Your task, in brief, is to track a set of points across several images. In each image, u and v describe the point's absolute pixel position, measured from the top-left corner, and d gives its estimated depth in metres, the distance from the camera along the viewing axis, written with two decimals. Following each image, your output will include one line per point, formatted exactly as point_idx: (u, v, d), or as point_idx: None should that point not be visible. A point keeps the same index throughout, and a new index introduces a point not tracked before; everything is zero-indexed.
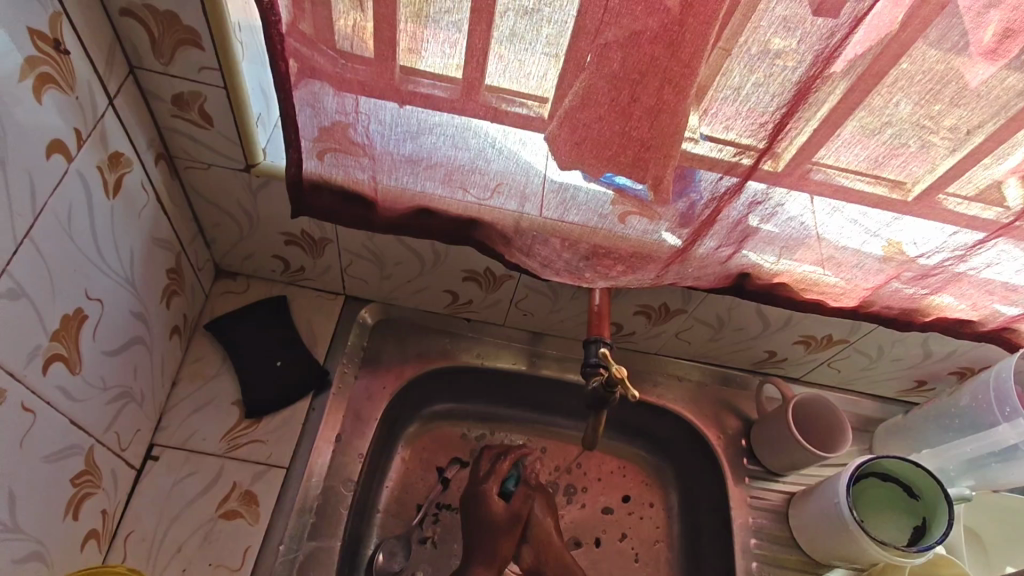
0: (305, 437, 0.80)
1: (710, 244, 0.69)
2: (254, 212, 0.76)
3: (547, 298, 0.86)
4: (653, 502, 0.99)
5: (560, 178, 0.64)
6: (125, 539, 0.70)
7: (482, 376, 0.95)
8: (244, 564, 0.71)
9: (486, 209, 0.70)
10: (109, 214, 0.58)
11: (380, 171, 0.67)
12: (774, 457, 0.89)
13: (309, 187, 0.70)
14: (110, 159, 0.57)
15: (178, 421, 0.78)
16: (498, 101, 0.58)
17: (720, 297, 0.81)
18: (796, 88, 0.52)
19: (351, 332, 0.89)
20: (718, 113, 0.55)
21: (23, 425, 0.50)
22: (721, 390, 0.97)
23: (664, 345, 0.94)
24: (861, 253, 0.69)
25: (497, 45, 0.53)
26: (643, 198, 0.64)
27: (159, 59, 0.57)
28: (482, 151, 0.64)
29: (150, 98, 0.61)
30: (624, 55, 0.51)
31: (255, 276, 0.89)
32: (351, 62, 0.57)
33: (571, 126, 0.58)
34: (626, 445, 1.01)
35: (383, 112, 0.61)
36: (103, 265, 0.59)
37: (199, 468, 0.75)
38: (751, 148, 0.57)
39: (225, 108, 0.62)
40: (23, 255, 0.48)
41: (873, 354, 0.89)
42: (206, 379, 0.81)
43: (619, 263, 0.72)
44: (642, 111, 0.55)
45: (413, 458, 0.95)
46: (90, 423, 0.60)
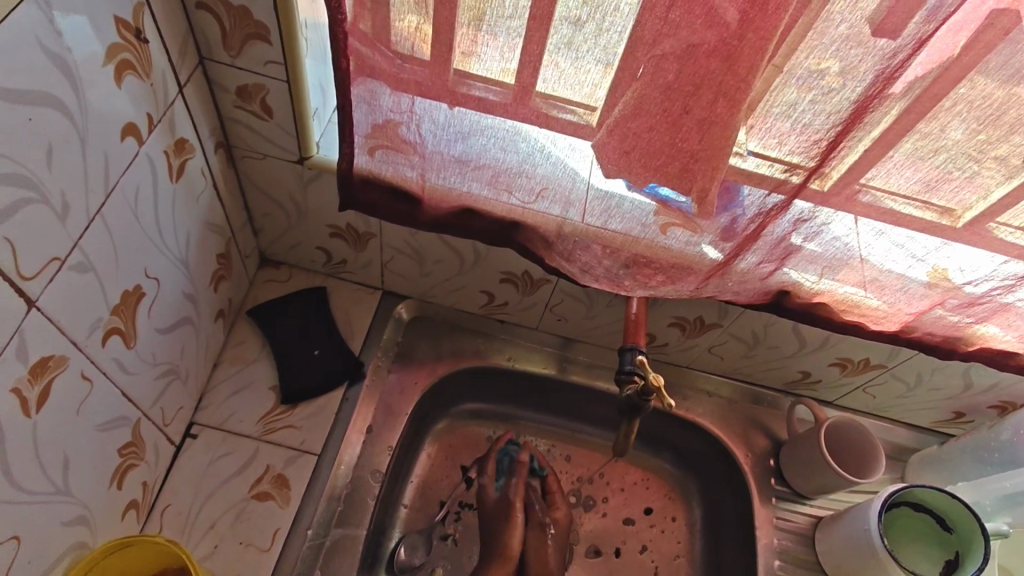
0: (337, 426, 0.82)
1: (752, 259, 0.69)
2: (302, 204, 0.78)
3: (583, 304, 0.86)
4: (675, 517, 0.98)
5: (606, 186, 0.65)
6: (162, 511, 0.72)
7: (512, 379, 0.96)
8: (273, 546, 0.73)
9: (529, 213, 0.71)
10: (170, 198, 0.61)
11: (429, 169, 0.69)
12: (803, 479, 0.88)
13: (359, 182, 0.71)
14: (175, 145, 0.60)
15: (217, 401, 0.80)
16: (548, 107, 0.59)
17: (756, 313, 0.81)
18: (854, 107, 0.51)
19: (387, 326, 0.91)
20: (767, 130, 0.55)
21: (80, 393, 0.52)
22: (751, 408, 0.96)
23: (696, 359, 0.94)
24: (906, 277, 0.68)
25: (551, 53, 0.54)
26: (687, 210, 0.64)
27: (228, 52, 0.59)
28: (531, 155, 0.65)
29: (216, 88, 0.64)
30: (680, 67, 0.52)
31: (297, 266, 0.92)
32: (410, 64, 0.59)
33: (621, 135, 0.59)
34: (651, 457, 1.01)
35: (437, 112, 0.63)
36: (162, 247, 0.61)
37: (235, 449, 0.77)
38: (798, 166, 0.57)
39: (285, 101, 0.64)
40: (94, 231, 0.50)
41: (911, 382, 0.88)
42: (246, 363, 0.84)
43: (659, 273, 0.72)
44: (693, 123, 0.55)
45: (439, 454, 0.96)
46: (138, 397, 0.63)
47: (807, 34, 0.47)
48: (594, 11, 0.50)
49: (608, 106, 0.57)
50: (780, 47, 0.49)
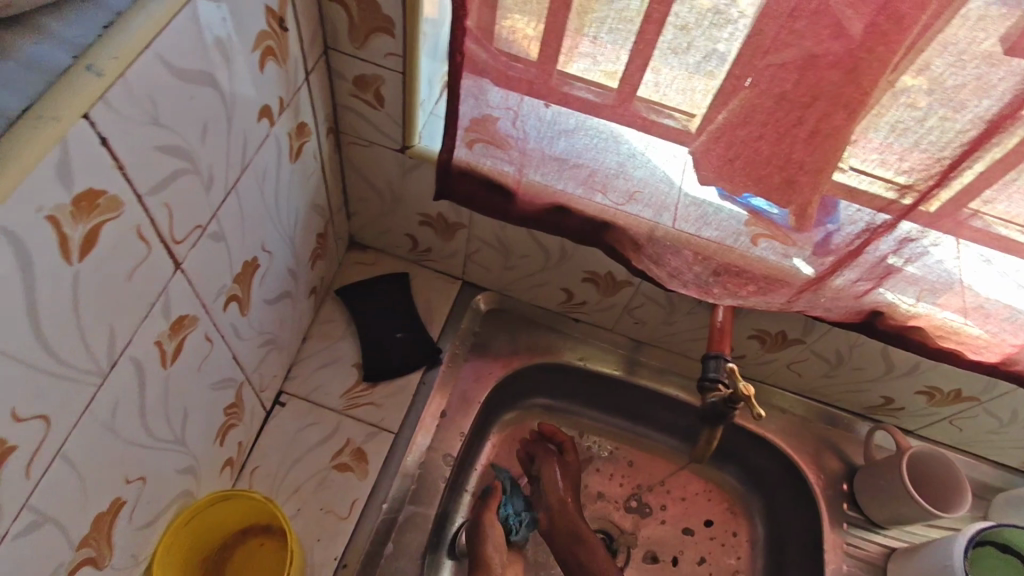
0: (413, 407, 0.85)
1: (850, 276, 0.67)
2: (399, 191, 0.82)
3: (662, 309, 0.86)
4: (737, 532, 0.97)
5: (701, 193, 0.66)
6: (252, 471, 0.77)
7: (582, 378, 0.97)
8: (352, 515, 0.76)
9: (621, 214, 0.71)
10: (288, 177, 0.65)
11: (527, 165, 0.71)
12: (877, 507, 0.85)
13: (457, 173, 0.74)
14: (297, 128, 0.63)
15: (305, 373, 0.84)
16: (647, 111, 0.60)
17: (844, 333, 0.79)
18: (986, 126, 0.49)
19: (466, 316, 0.94)
20: (873, 146, 0.54)
21: (203, 352, 0.56)
22: (826, 430, 0.94)
23: (772, 374, 0.92)
24: (1014, 308, 0.65)
25: (657, 61, 0.55)
26: (780, 223, 0.64)
27: (352, 43, 0.63)
28: (631, 157, 0.65)
29: (335, 77, 0.67)
30: (800, 77, 0.51)
31: (384, 251, 0.95)
32: (518, 62, 0.60)
33: (727, 142, 0.59)
34: (716, 469, 1.00)
35: (544, 110, 0.64)
36: (276, 223, 0.65)
37: (319, 420, 0.81)
38: (897, 184, 0.56)
39: (397, 92, 0.67)
40: (229, 203, 0.53)
41: (1005, 418, 0.83)
42: (333, 340, 0.88)
43: (750, 284, 0.71)
44: (805, 134, 0.55)
45: (504, 446, 0.98)
46: (244, 361, 0.67)
47: (934, 50, 0.46)
48: (701, 17, 0.50)
49: (712, 111, 0.57)
50: (904, 61, 0.47)
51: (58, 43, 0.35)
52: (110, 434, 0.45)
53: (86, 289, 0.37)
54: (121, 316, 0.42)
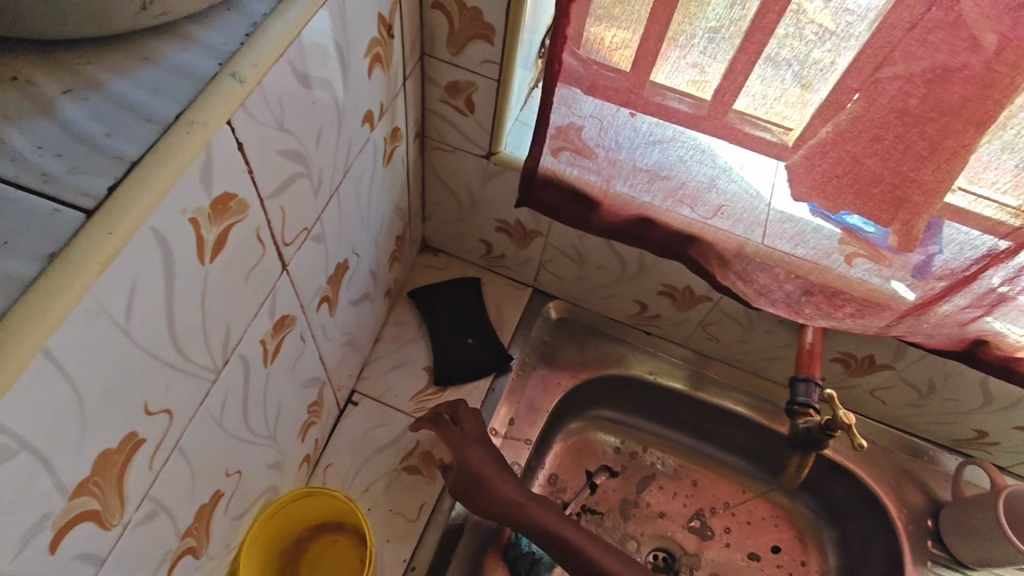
0: (482, 412, 0.85)
1: (957, 302, 0.63)
2: (478, 197, 0.82)
3: (740, 327, 0.84)
4: (806, 561, 0.93)
5: (798, 211, 0.63)
6: (325, 469, 0.78)
7: (649, 392, 0.95)
8: (420, 518, 0.76)
9: (709, 228, 0.69)
10: (379, 181, 0.66)
11: (615, 176, 0.69)
12: (967, 547, 0.81)
13: (541, 180, 0.73)
14: (391, 133, 0.64)
15: (376, 374, 0.85)
16: (742, 123, 0.58)
17: (940, 361, 0.75)
18: None
19: (536, 323, 0.93)
20: (983, 170, 0.52)
21: (297, 351, 0.57)
22: (908, 460, 0.89)
23: (853, 400, 0.88)
24: None
25: (761, 77, 0.54)
26: (881, 244, 0.61)
27: (449, 50, 0.63)
28: (725, 171, 0.63)
29: (428, 82, 0.68)
30: (926, 92, 0.49)
31: (455, 255, 0.96)
32: (609, 70, 0.60)
33: (836, 157, 0.56)
34: (785, 494, 0.96)
35: (637, 121, 0.63)
36: (365, 226, 0.66)
37: (390, 421, 0.82)
38: (1012, 208, 0.53)
39: (487, 99, 0.67)
40: (331, 207, 0.54)
41: None
42: (404, 342, 0.88)
43: (847, 305, 0.68)
44: (926, 151, 0.52)
45: (567, 456, 0.97)
46: (327, 361, 0.68)
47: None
48: (808, 29, 0.49)
49: (815, 123, 0.55)
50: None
51: (202, 49, 0.36)
52: (217, 429, 0.46)
53: (213, 288, 0.38)
54: (236, 315, 0.43)
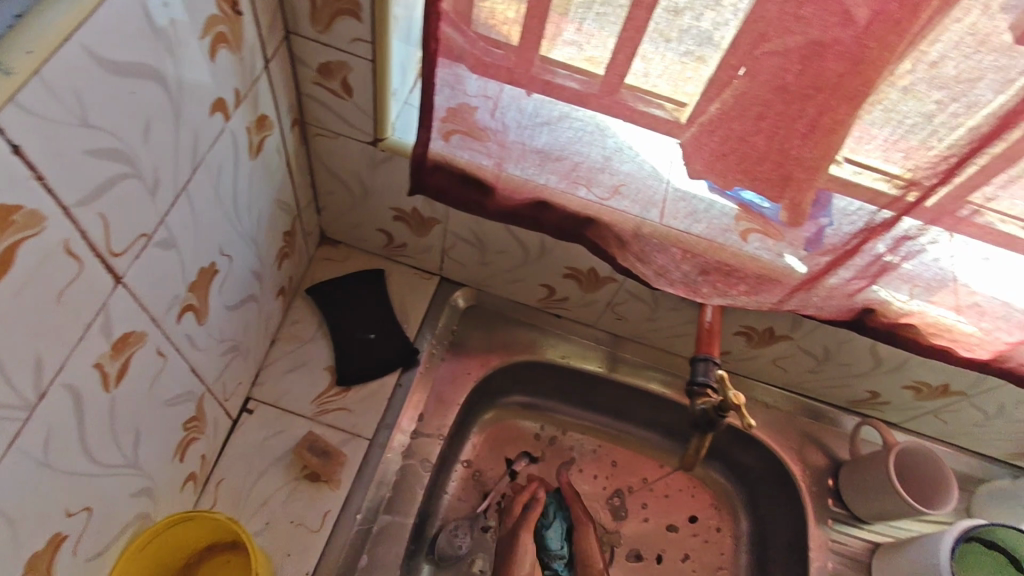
0: (389, 410, 0.81)
1: (844, 275, 0.64)
2: (369, 184, 0.77)
3: (647, 306, 0.83)
4: (721, 528, 0.96)
5: (693, 189, 0.62)
6: (216, 485, 0.72)
7: (564, 376, 0.94)
8: (323, 527, 0.73)
9: (606, 210, 0.68)
10: (248, 173, 0.59)
11: (506, 158, 0.67)
12: (863, 503, 0.85)
13: (430, 165, 0.70)
14: (257, 121, 0.58)
15: (274, 377, 0.80)
16: (635, 101, 0.56)
17: (833, 329, 0.77)
18: (995, 123, 0.46)
19: (443, 313, 0.90)
20: (875, 141, 0.51)
21: (155, 368, 0.52)
22: (811, 424, 0.93)
23: (757, 370, 0.90)
24: (1011, 306, 0.63)
25: (646, 51, 0.51)
26: (773, 218, 0.60)
27: (314, 27, 0.57)
28: (618, 151, 0.61)
29: (298, 64, 0.62)
30: (802, 68, 0.48)
31: (355, 246, 0.90)
32: (493, 46, 0.56)
33: (723, 135, 0.55)
34: (700, 465, 0.98)
35: (525, 101, 0.60)
36: (236, 224, 0.60)
37: (288, 428, 0.77)
38: (896, 178, 0.53)
39: (366, 81, 0.62)
40: (178, 207, 0.49)
41: (991, 412, 0.82)
42: (303, 341, 0.83)
43: (740, 283, 0.68)
44: (806, 128, 0.51)
45: (485, 444, 0.96)
46: (202, 372, 0.63)
47: (933, 38, 0.43)
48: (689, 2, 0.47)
49: (703, 102, 0.54)
50: (907, 50, 0.44)
51: None
52: (38, 469, 0.40)
53: (5, 314, 0.34)
54: (49, 341, 0.38)
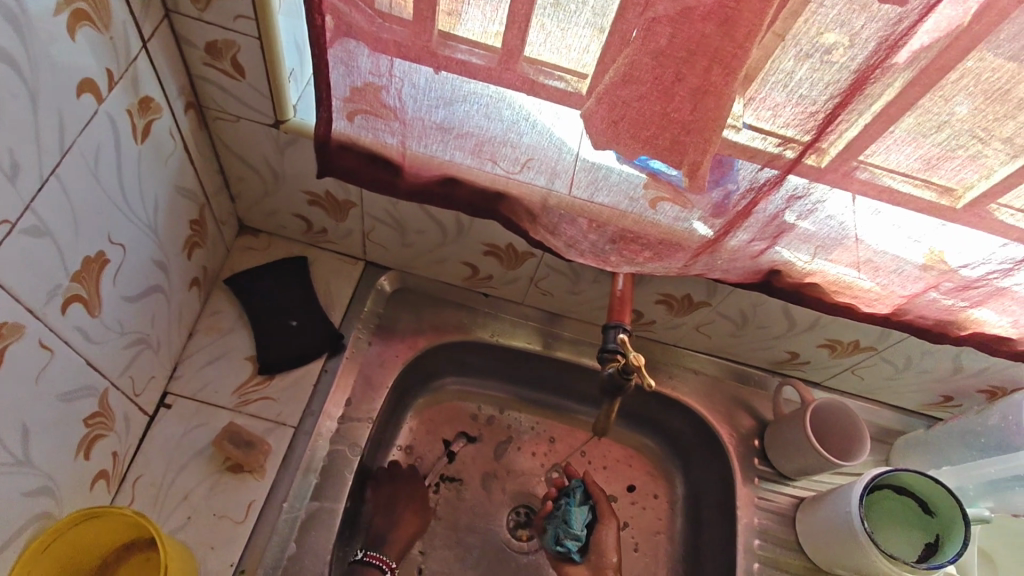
0: (315, 396, 0.81)
1: (743, 237, 0.67)
2: (278, 168, 0.75)
3: (567, 280, 0.85)
4: (657, 494, 0.98)
5: (595, 158, 0.63)
6: (134, 483, 0.70)
7: (496, 355, 0.95)
8: (248, 518, 0.72)
9: (514, 183, 0.68)
10: (136, 158, 0.58)
11: (409, 136, 0.66)
12: (785, 460, 0.88)
13: (336, 147, 0.69)
14: (139, 104, 0.57)
15: (192, 370, 0.78)
16: (536, 73, 0.56)
17: (746, 293, 0.79)
18: (854, 77, 0.49)
19: (369, 297, 0.89)
20: (769, 102, 0.53)
21: (40, 361, 0.51)
22: (738, 388, 0.95)
23: (682, 337, 0.92)
24: (901, 259, 0.67)
25: (543, 18, 0.52)
26: (678, 185, 0.61)
27: (194, 5, 0.56)
28: (516, 123, 0.62)
29: (184, 44, 0.60)
30: (673, 32, 0.49)
31: (276, 234, 0.89)
32: (393, 23, 0.55)
33: (610, 103, 0.55)
34: (635, 434, 1.01)
35: (418, 76, 0.60)
36: (127, 212, 0.59)
37: (209, 420, 0.76)
38: (794, 141, 0.55)
39: (257, 60, 0.61)
40: (48, 192, 0.48)
41: (900, 364, 0.86)
42: (222, 332, 0.81)
43: (645, 249, 0.70)
44: (687, 92, 0.52)
45: (421, 427, 0.96)
46: (104, 366, 0.61)
47: None
48: None
49: (600, 73, 0.55)
50: (779, 13, 0.46)
51: None
52: None
53: None
54: None
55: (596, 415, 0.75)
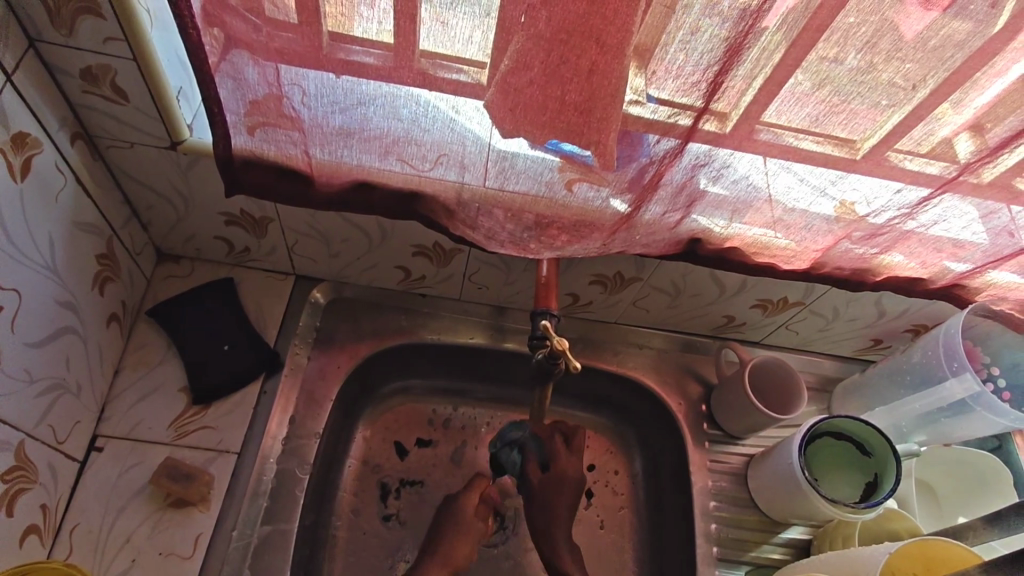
0: (256, 420, 0.78)
1: (657, 209, 0.69)
2: (187, 191, 0.73)
3: (499, 271, 0.85)
4: (618, 470, 0.99)
5: (503, 146, 0.62)
6: (70, 532, 0.68)
7: (444, 353, 0.94)
8: (196, 553, 0.70)
9: (427, 180, 0.68)
10: (17, 199, 0.56)
11: (312, 144, 0.65)
12: (732, 421, 0.90)
13: (241, 163, 0.67)
14: (13, 140, 0.55)
15: (122, 410, 0.75)
16: (432, 67, 0.56)
17: (674, 264, 0.81)
18: (728, 44, 0.50)
19: (304, 312, 0.87)
20: (661, 73, 0.54)
21: None
22: (683, 356, 0.97)
23: (623, 314, 0.93)
24: (810, 215, 0.69)
25: (431, 8, 0.51)
26: (589, 164, 0.62)
27: (59, 31, 0.54)
28: (417, 119, 0.61)
29: (57, 74, 0.58)
30: (550, 14, 0.49)
31: (199, 258, 0.85)
32: (280, 29, 0.54)
33: (504, 90, 0.55)
34: (591, 415, 1.02)
35: (307, 81, 0.58)
36: (16, 254, 0.57)
37: (146, 458, 0.73)
38: (689, 108, 0.56)
39: (137, 81, 0.58)
40: None
41: (829, 315, 0.89)
42: (151, 367, 0.78)
43: (564, 232, 0.71)
44: (576, 74, 0.53)
45: (376, 436, 0.95)
46: (14, 418, 0.59)
47: None
48: None
49: (495, 57, 0.53)
50: None
51: None
52: None
53: None
54: None
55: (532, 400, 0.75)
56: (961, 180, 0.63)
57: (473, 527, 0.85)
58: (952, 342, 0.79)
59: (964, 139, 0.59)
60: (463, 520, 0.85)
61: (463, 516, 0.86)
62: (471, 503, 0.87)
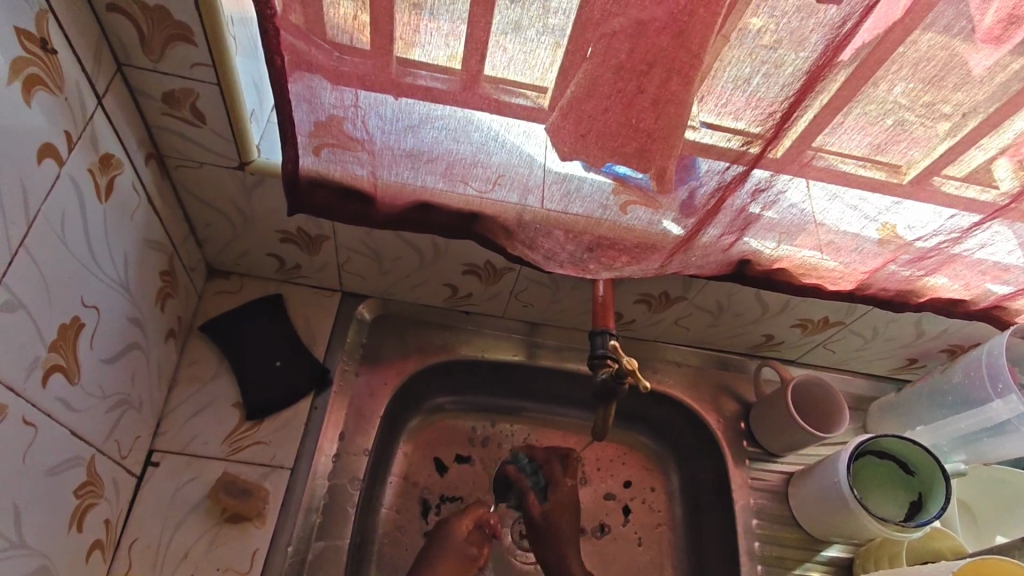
0: (308, 436, 0.79)
1: (714, 232, 0.70)
2: (247, 209, 0.74)
3: (547, 290, 0.86)
4: (654, 487, 1.00)
5: (566, 170, 0.64)
6: (130, 547, 0.69)
7: (483, 370, 0.95)
8: (254, 568, 0.71)
9: (487, 201, 0.69)
10: (101, 218, 0.58)
11: (379, 166, 0.67)
12: (773, 439, 0.91)
13: (307, 183, 0.68)
14: (100, 161, 0.56)
15: (177, 425, 0.76)
16: (498, 92, 0.57)
17: (719, 284, 0.82)
18: (805, 76, 0.52)
19: (350, 328, 0.88)
20: (728, 104, 0.55)
21: (25, 439, 0.51)
22: (720, 374, 0.98)
23: (663, 332, 0.95)
24: (860, 238, 0.71)
25: (498, 34, 0.52)
26: (646, 187, 0.63)
27: (148, 56, 0.55)
28: (485, 144, 0.63)
29: (139, 96, 0.59)
30: (632, 46, 0.51)
31: (248, 274, 0.86)
32: (357, 57, 0.56)
33: (576, 117, 0.57)
34: (625, 432, 1.03)
35: (383, 106, 0.60)
36: (98, 271, 0.58)
37: (202, 473, 0.74)
38: (756, 137, 0.58)
39: (217, 105, 0.60)
40: (18, 266, 0.48)
41: (868, 335, 0.90)
42: (204, 382, 0.79)
43: (622, 254, 0.73)
44: (648, 102, 0.55)
45: (416, 451, 0.96)
46: (88, 433, 0.60)
47: (755, 6, 0.48)
48: None
49: (562, 84, 0.55)
50: (728, 20, 0.49)
51: None
52: None
53: None
54: None
55: (594, 418, 0.77)
56: (1011, 208, 0.65)
57: (462, 551, 0.84)
58: (997, 363, 0.81)
59: (1005, 166, 0.60)
60: (450, 543, 0.84)
61: (447, 537, 0.84)
62: (461, 526, 0.85)
